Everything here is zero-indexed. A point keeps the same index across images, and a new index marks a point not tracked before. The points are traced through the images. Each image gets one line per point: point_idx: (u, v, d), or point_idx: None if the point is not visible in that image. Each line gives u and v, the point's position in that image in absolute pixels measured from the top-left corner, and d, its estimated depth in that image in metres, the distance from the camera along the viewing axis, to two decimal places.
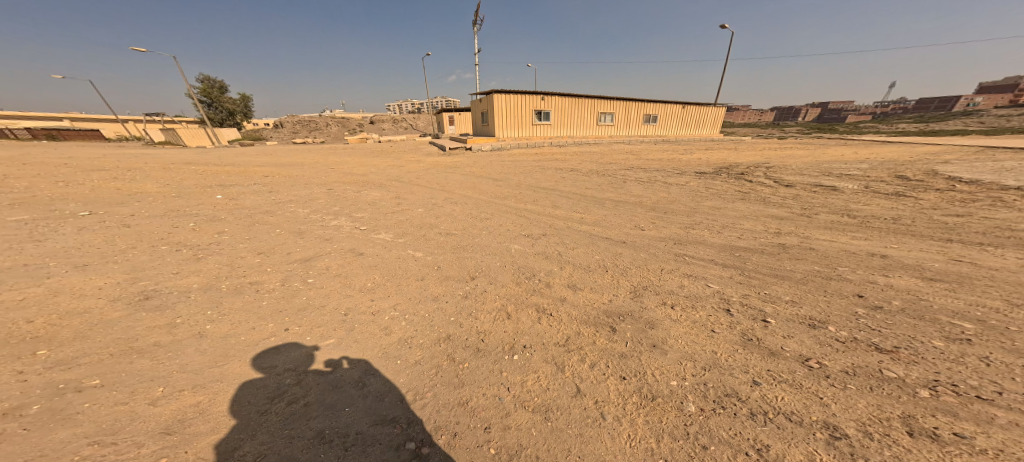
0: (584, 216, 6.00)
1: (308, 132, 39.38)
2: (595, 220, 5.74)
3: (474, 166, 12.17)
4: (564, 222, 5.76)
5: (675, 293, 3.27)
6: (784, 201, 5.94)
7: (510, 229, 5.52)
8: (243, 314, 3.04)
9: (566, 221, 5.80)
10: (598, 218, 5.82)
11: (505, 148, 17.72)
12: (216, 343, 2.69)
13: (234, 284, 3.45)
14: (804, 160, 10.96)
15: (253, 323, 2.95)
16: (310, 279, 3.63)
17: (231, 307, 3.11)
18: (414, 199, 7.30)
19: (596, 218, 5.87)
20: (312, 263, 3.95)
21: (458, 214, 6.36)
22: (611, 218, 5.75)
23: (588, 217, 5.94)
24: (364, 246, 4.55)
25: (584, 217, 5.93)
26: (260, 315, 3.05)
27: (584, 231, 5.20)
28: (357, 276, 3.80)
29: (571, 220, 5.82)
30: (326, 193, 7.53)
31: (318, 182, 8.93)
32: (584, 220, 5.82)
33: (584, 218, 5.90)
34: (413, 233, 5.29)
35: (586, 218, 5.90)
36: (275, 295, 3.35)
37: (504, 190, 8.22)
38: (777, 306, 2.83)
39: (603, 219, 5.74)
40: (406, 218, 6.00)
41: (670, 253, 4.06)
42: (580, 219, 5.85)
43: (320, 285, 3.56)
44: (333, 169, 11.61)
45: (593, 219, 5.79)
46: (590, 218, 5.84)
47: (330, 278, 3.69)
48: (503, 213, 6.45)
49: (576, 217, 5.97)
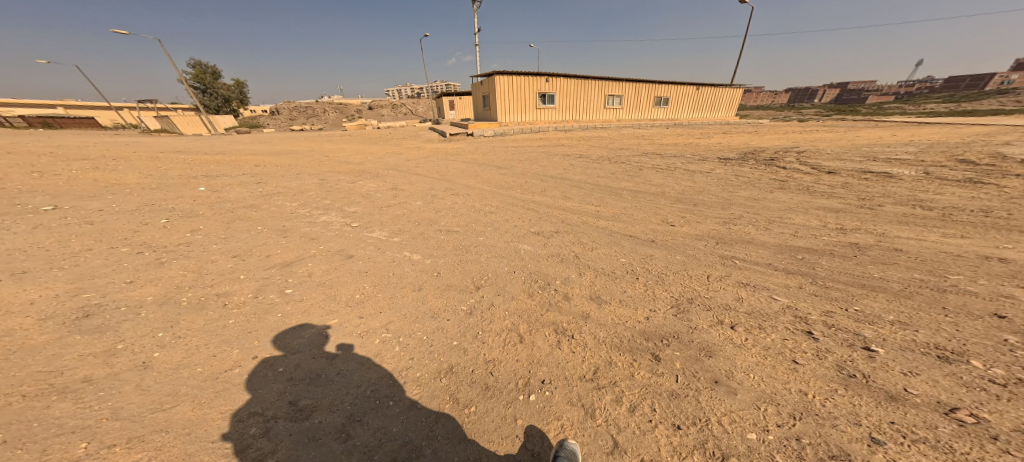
0: (601, 209, 5.33)
1: (305, 119, 38.36)
2: (614, 213, 5.08)
3: (476, 153, 11.42)
4: (579, 216, 5.12)
5: (733, 308, 2.68)
6: (831, 190, 5.21)
7: (519, 226, 4.90)
8: (204, 336, 2.43)
9: (581, 215, 5.15)
10: (618, 211, 5.16)
11: (508, 133, 16.92)
12: (164, 379, 2.06)
13: (198, 297, 2.82)
14: (836, 145, 10.08)
15: (215, 349, 2.33)
16: (289, 289, 3.06)
17: (190, 328, 2.48)
18: (412, 190, 6.69)
19: (614, 211, 5.20)
20: (294, 269, 3.39)
21: (459, 208, 5.74)
22: (632, 211, 5.08)
23: (606, 210, 5.30)
24: (353, 247, 3.97)
25: (601, 211, 5.27)
26: (225, 338, 2.43)
27: (605, 227, 4.55)
28: (343, 285, 3.22)
29: (587, 214, 5.16)
30: (318, 184, 6.93)
31: (310, 172, 8.28)
32: (601, 213, 5.18)
33: (601, 211, 5.25)
34: (410, 230, 4.69)
35: (603, 211, 5.24)
36: (245, 310, 2.74)
37: (510, 179, 7.54)
38: (881, 331, 2.23)
39: (624, 212, 5.07)
40: (403, 212, 5.38)
41: (713, 255, 3.42)
42: (598, 213, 5.18)
43: (298, 297, 2.99)
44: (328, 157, 10.92)
45: (612, 213, 5.11)
46: (609, 212, 5.18)
47: (310, 288, 3.11)
48: (510, 206, 5.81)
49: (592, 211, 5.31)
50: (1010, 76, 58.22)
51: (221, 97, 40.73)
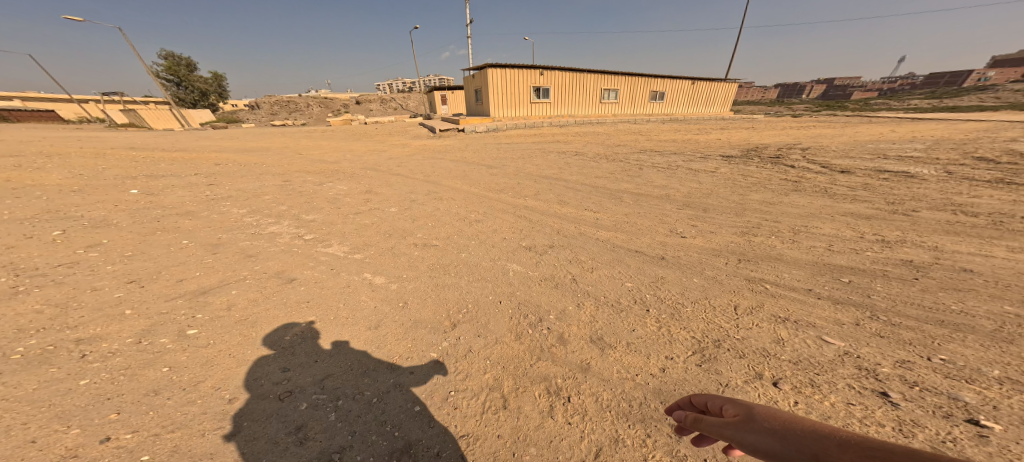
0: (600, 216, 4.74)
1: (288, 114, 36.72)
2: (615, 221, 4.50)
3: (464, 150, 10.70)
4: (575, 224, 4.52)
5: (774, 355, 2.10)
6: (854, 192, 4.70)
7: (507, 237, 4.27)
8: (24, 410, 1.68)
9: (577, 223, 4.55)
10: (620, 219, 4.57)
11: (500, 129, 16.18)
12: None
13: (44, 346, 2.06)
14: (840, 141, 9.67)
15: (37, 432, 1.60)
16: (190, 330, 2.37)
17: (10, 397, 1.74)
18: (389, 193, 5.99)
19: (615, 218, 4.62)
20: (205, 299, 2.69)
21: (440, 215, 5.07)
22: (635, 219, 4.51)
23: (606, 217, 4.71)
24: (296, 269, 3.29)
25: (600, 218, 4.69)
26: (60, 412, 1.70)
27: (605, 240, 3.97)
28: (276, 326, 2.56)
29: (584, 223, 4.55)
30: (280, 186, 6.17)
31: (277, 172, 7.48)
32: (600, 220, 4.59)
33: (600, 218, 4.66)
34: (378, 244, 4.01)
35: (602, 218, 4.66)
36: (112, 365, 2.02)
37: (500, 181, 6.88)
38: (986, 396, 1.63)
39: (627, 220, 4.48)
40: (374, 219, 4.68)
41: (740, 277, 2.86)
42: (597, 221, 4.58)
43: (203, 341, 2.31)
44: (302, 155, 10.06)
45: (612, 221, 4.52)
46: (609, 220, 4.59)
47: (220, 328, 2.43)
48: (498, 213, 5.17)
49: (590, 218, 4.71)
50: (989, 73, 59.68)
51: (197, 90, 38.85)
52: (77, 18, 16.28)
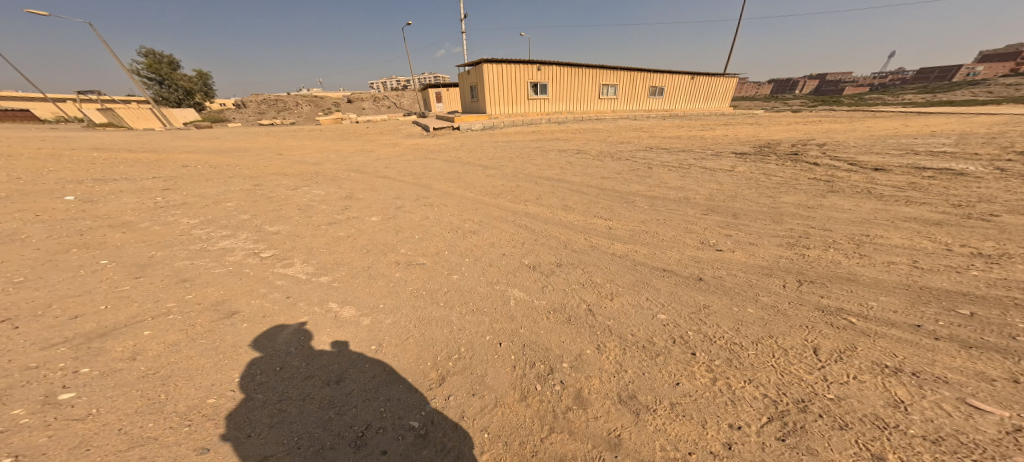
0: (613, 224, 4.15)
1: (276, 113, 35.62)
2: (631, 230, 3.92)
3: (458, 149, 10.05)
4: (586, 234, 3.94)
5: (896, 427, 1.62)
6: (901, 192, 4.14)
7: (506, 252, 3.68)
8: None
9: (588, 233, 3.96)
10: (636, 227, 3.99)
11: (497, 126, 15.49)
12: None
13: None
14: (855, 136, 9.17)
15: None
16: (64, 394, 1.73)
17: None
18: (374, 197, 5.34)
19: (631, 226, 4.04)
20: (99, 346, 2.05)
21: (429, 224, 4.44)
22: (654, 226, 3.93)
23: (620, 224, 4.13)
24: (239, 298, 2.66)
25: (613, 225, 4.10)
26: None
27: (622, 255, 3.41)
28: (200, 382, 1.94)
29: (595, 233, 3.96)
30: (249, 189, 5.48)
31: (249, 174, 6.77)
32: (615, 229, 4.00)
33: (612, 226, 4.08)
34: (354, 261, 3.38)
35: (615, 226, 4.07)
36: None
37: (497, 182, 6.25)
38: None
39: (645, 229, 3.90)
40: (352, 230, 4.04)
41: (814, 308, 2.42)
42: (610, 230, 4.00)
43: (81, 411, 1.67)
44: (282, 155, 9.32)
45: (627, 230, 3.94)
46: (623, 228, 4.01)
47: (109, 389, 1.80)
48: (496, 221, 4.55)
49: (602, 226, 4.12)
50: (981, 68, 60.19)
51: (182, 88, 37.64)
52: (42, 13, 15.39)
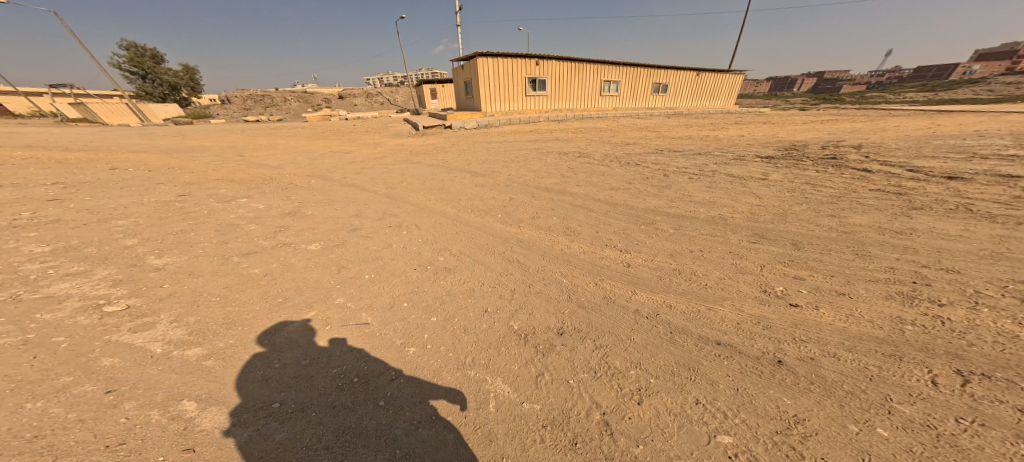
0: (630, 266, 3.21)
1: (263, 109, 34.25)
2: (656, 275, 2.98)
3: (446, 151, 9.01)
4: (593, 282, 3.04)
5: None
6: (1014, 210, 3.11)
7: (488, 308, 2.73)
8: None
9: (597, 281, 3.05)
10: (662, 269, 3.05)
11: (493, 124, 14.41)
12: None
13: None
14: (890, 136, 8.14)
15: None
16: None
17: None
18: (327, 212, 4.32)
19: (654, 268, 3.10)
20: None
21: (387, 253, 3.43)
22: (687, 268, 2.98)
23: (636, 264, 3.20)
24: (7, 400, 1.66)
25: (631, 267, 3.18)
26: None
27: (648, 321, 2.50)
28: None
29: (608, 280, 3.04)
30: (167, 198, 4.42)
31: (186, 178, 5.72)
32: (630, 273, 3.09)
33: (632, 268, 3.15)
34: (261, 324, 2.44)
35: (635, 268, 3.14)
36: None
37: (483, 194, 5.23)
38: None
39: (674, 272, 2.96)
40: (274, 266, 3.04)
41: (1013, 437, 1.39)
42: (628, 274, 3.08)
43: None
44: (244, 156, 8.24)
45: (650, 274, 3.01)
46: (644, 272, 3.07)
47: None
48: (476, 251, 3.56)
49: (612, 268, 3.20)
50: (982, 66, 59.70)
51: (166, 83, 36.20)
52: None
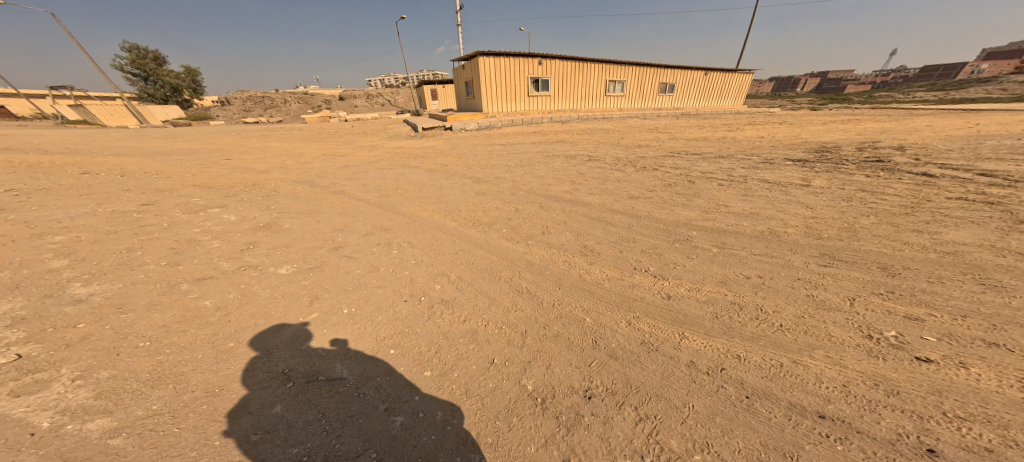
0: (670, 299, 2.65)
1: (262, 110, 33.89)
2: (705, 315, 2.45)
3: (446, 154, 8.47)
4: (625, 320, 2.49)
5: None
6: None
7: (496, 359, 2.19)
8: None
9: (629, 320, 2.49)
10: (714, 305, 2.52)
11: (495, 125, 13.84)
12: None
13: None
14: (928, 137, 7.47)
15: None
16: None
17: None
18: (308, 225, 3.77)
19: (701, 304, 2.56)
20: None
21: (372, 280, 2.88)
22: (749, 304, 2.46)
23: (674, 297, 2.66)
24: None
25: (671, 302, 2.62)
26: None
27: (711, 379, 1.98)
28: None
29: (643, 319, 2.50)
30: (125, 206, 3.88)
31: (158, 183, 5.19)
32: (669, 309, 2.55)
33: (672, 304, 2.60)
34: (200, 380, 1.90)
35: (676, 304, 2.59)
36: None
37: (486, 202, 4.67)
38: None
39: (731, 311, 2.45)
40: (234, 298, 2.50)
41: None
42: (668, 312, 2.53)
43: None
44: (231, 158, 7.72)
45: (696, 314, 2.48)
46: (689, 310, 2.53)
47: None
48: (479, 277, 3.01)
49: (646, 302, 2.65)
50: (993, 65, 58.53)
51: (167, 85, 36.05)
52: None
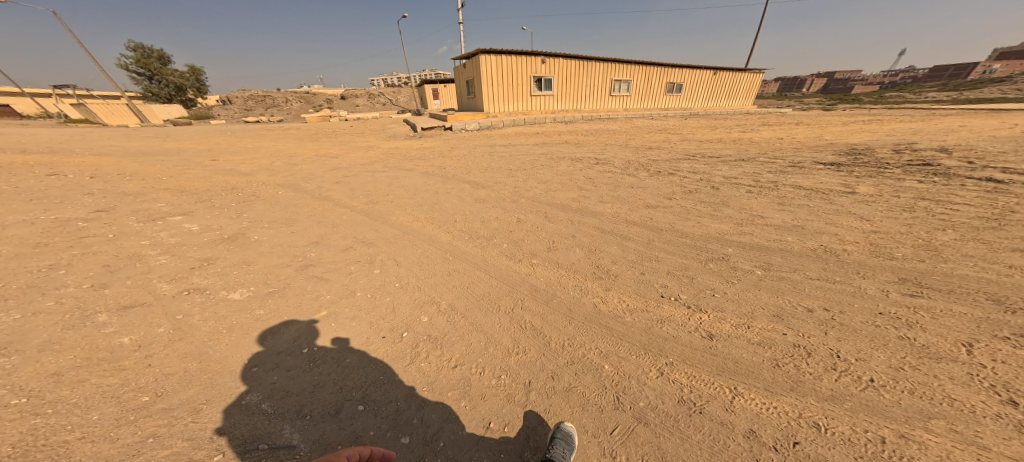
0: (711, 338, 2.13)
1: (263, 110, 33.67)
2: (762, 363, 1.93)
3: (444, 155, 7.98)
4: (653, 367, 1.98)
5: None
6: None
7: (489, 423, 1.69)
8: None
9: (659, 368, 1.97)
10: (771, 349, 2.00)
11: (496, 125, 13.33)
12: None
13: None
14: (969, 138, 6.85)
15: None
16: None
17: None
18: (279, 238, 3.28)
19: (754, 348, 2.03)
20: None
21: (343, 311, 2.41)
22: (820, 349, 1.95)
23: (715, 336, 2.14)
24: None
25: (712, 343, 2.09)
26: None
27: (782, 459, 1.45)
28: None
29: (678, 368, 1.96)
30: (72, 212, 3.40)
31: (125, 185, 4.72)
32: (710, 353, 2.03)
33: (714, 346, 2.07)
34: (92, 452, 1.38)
35: (720, 347, 2.06)
36: None
37: (484, 211, 4.17)
38: None
39: (797, 357, 1.93)
40: (164, 334, 2.01)
41: None
42: (711, 359, 2.00)
43: None
44: (217, 159, 7.29)
45: (748, 361, 1.95)
46: (740, 355, 1.99)
47: None
48: (473, 306, 2.50)
49: (679, 341, 2.13)
50: (1008, 65, 57.16)
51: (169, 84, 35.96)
52: None
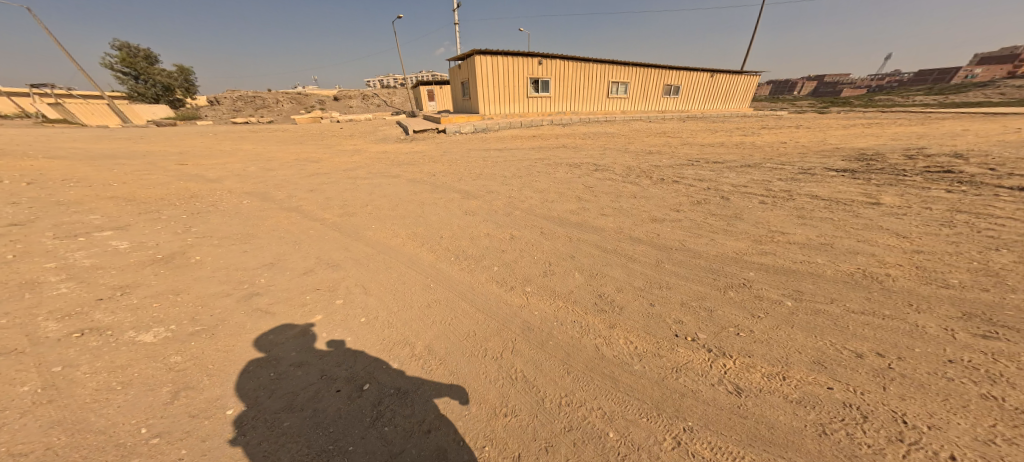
0: (737, 392, 1.70)
1: (253, 111, 32.87)
2: (804, 429, 1.49)
3: (434, 160, 7.54)
4: (673, 433, 1.54)
5: None
6: None
7: None
8: None
9: (674, 436, 1.53)
10: (815, 410, 1.57)
11: (491, 128, 12.94)
12: None
13: None
14: (980, 142, 6.61)
15: None
16: None
17: None
18: (227, 258, 2.82)
19: (792, 408, 1.59)
20: None
21: (286, 356, 1.95)
22: (879, 411, 1.53)
23: (748, 389, 1.71)
24: None
25: (740, 401, 1.66)
26: None
27: None
28: None
29: (699, 436, 1.52)
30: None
31: (68, 192, 4.21)
32: (740, 414, 1.59)
33: (743, 405, 1.63)
34: None
35: (749, 407, 1.63)
36: None
37: (472, 225, 3.75)
38: None
39: (850, 421, 1.50)
40: (27, 395, 1.53)
41: None
42: (739, 422, 1.56)
43: None
44: (187, 163, 6.77)
45: (787, 427, 1.51)
46: (776, 418, 1.56)
47: None
48: (452, 347, 2.06)
49: (704, 396, 1.70)
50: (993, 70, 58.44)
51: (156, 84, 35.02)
52: None
